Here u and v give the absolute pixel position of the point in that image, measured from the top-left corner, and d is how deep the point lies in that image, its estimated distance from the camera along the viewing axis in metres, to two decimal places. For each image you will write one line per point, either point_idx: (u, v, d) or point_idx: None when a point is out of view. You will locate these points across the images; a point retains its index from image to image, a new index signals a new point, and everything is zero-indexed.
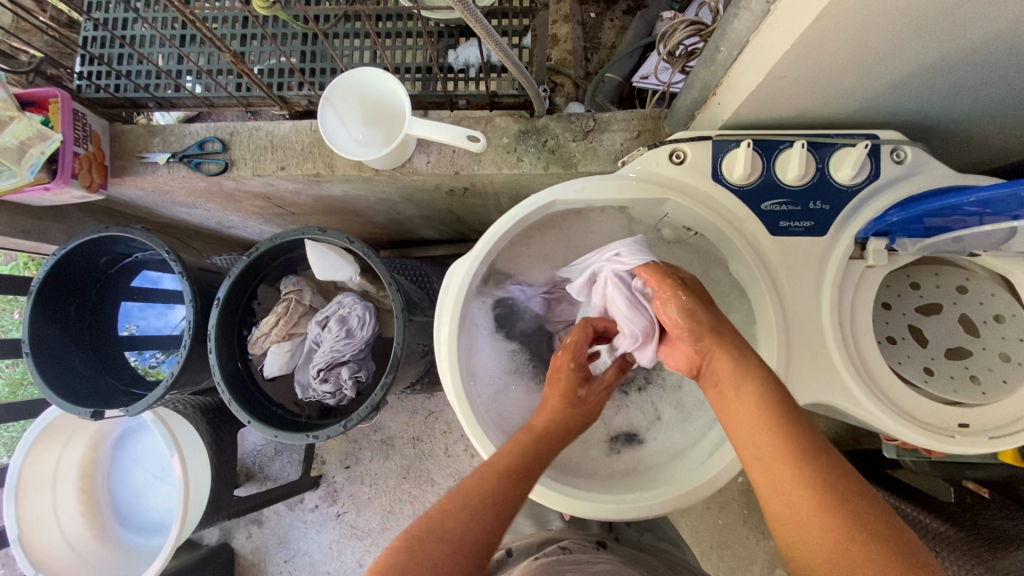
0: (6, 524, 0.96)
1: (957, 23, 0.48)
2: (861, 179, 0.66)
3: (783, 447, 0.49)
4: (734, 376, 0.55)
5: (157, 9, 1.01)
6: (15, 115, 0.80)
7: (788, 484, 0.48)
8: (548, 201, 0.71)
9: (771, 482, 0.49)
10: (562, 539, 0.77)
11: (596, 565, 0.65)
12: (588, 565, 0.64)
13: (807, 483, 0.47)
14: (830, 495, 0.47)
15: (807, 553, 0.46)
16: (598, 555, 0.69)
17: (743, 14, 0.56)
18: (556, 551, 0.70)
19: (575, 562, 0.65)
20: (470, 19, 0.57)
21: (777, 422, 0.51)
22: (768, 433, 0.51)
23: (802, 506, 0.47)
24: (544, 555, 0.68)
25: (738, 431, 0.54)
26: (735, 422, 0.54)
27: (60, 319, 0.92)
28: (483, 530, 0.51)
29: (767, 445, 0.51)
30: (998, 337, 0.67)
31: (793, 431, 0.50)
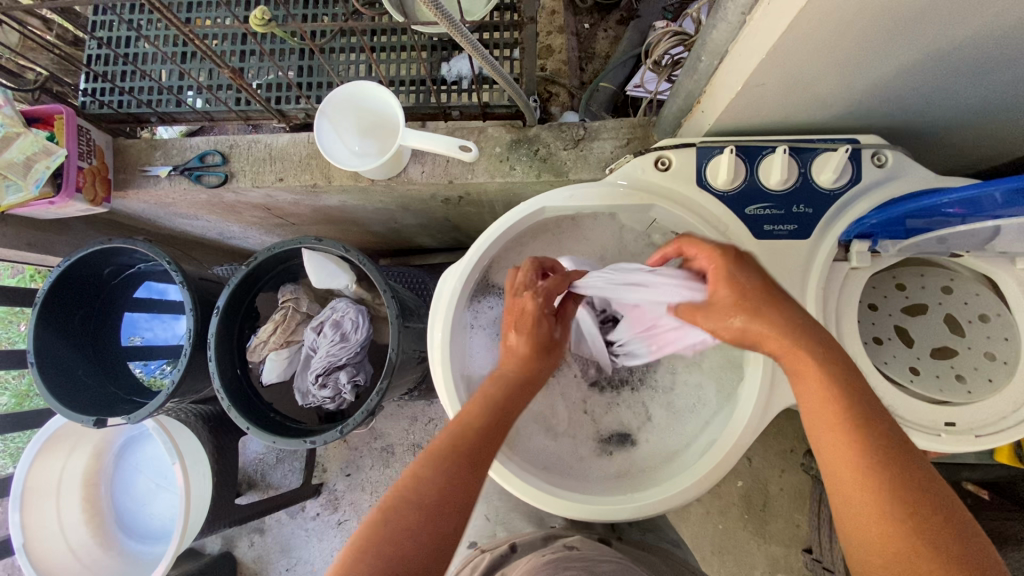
0: (11, 532, 0.98)
1: (926, 29, 0.49)
2: (843, 183, 0.67)
3: (850, 441, 0.47)
4: (802, 358, 0.52)
5: (158, 27, 1.04)
6: (20, 131, 0.83)
7: (853, 480, 0.46)
8: (538, 209, 0.73)
9: (834, 472, 0.48)
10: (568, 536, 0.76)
11: (604, 563, 0.65)
12: (595, 564, 0.64)
13: (875, 484, 0.45)
14: (898, 499, 0.44)
15: (864, 550, 0.45)
16: (604, 553, 0.69)
17: (721, 24, 0.58)
18: (562, 548, 0.70)
19: (581, 559, 0.65)
20: (457, 35, 0.59)
21: (851, 413, 0.48)
22: (840, 425, 0.48)
23: (865, 505, 0.45)
24: (549, 552, 0.68)
25: (808, 414, 0.50)
26: (806, 404, 0.51)
27: (65, 330, 0.94)
28: (454, 490, 0.51)
29: (836, 438, 0.48)
30: (984, 337, 0.67)
31: (863, 414, 0.48)
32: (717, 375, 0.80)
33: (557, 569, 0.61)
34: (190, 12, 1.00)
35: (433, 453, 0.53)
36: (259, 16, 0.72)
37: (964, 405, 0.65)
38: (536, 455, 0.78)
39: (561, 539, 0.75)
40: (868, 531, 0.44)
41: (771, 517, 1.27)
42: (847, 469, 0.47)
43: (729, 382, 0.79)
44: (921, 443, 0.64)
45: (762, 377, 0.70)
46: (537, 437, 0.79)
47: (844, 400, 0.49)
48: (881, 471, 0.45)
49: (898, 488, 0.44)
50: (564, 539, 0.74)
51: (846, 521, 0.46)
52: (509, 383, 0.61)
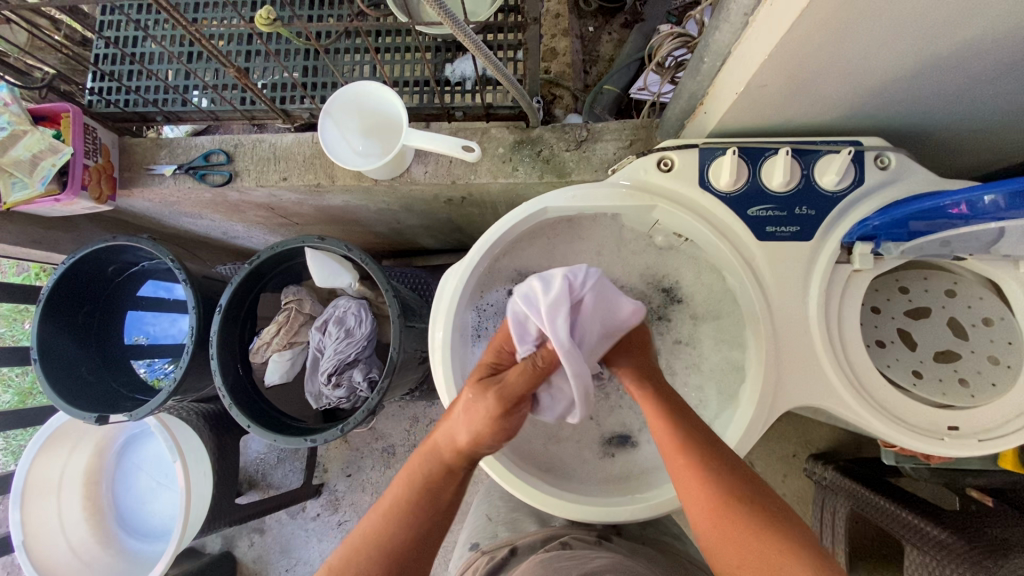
0: (10, 529, 0.98)
1: (929, 31, 0.49)
2: (846, 185, 0.67)
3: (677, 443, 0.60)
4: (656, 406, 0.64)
5: (165, 27, 1.04)
6: (27, 129, 0.84)
7: (693, 485, 0.57)
8: (541, 208, 0.73)
9: (683, 492, 0.58)
10: (563, 535, 0.76)
11: (596, 559, 0.65)
12: (588, 561, 0.64)
13: (702, 477, 0.57)
14: (718, 486, 0.55)
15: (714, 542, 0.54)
16: (600, 550, 0.69)
17: (724, 26, 0.58)
18: (556, 546, 0.70)
19: (572, 557, 0.65)
20: (460, 35, 0.59)
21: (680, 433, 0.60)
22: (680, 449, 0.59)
23: (703, 505, 0.55)
24: (544, 551, 0.69)
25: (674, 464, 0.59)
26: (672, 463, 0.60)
27: (69, 327, 0.95)
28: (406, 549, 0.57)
29: (671, 451, 0.60)
30: (988, 341, 0.67)
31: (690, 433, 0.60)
32: (719, 378, 0.78)
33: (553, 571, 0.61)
34: (197, 12, 1.01)
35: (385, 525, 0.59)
36: (265, 16, 0.72)
37: (967, 408, 0.64)
38: (537, 458, 0.78)
39: (557, 539, 0.75)
40: (708, 525, 0.55)
41: None
42: (692, 479, 0.57)
43: (730, 386, 0.76)
44: (925, 447, 0.64)
45: (763, 380, 0.67)
46: (537, 440, 0.80)
47: (674, 424, 0.62)
48: (710, 470, 0.57)
49: (716, 474, 0.56)
50: (562, 537, 0.74)
51: (695, 517, 0.56)
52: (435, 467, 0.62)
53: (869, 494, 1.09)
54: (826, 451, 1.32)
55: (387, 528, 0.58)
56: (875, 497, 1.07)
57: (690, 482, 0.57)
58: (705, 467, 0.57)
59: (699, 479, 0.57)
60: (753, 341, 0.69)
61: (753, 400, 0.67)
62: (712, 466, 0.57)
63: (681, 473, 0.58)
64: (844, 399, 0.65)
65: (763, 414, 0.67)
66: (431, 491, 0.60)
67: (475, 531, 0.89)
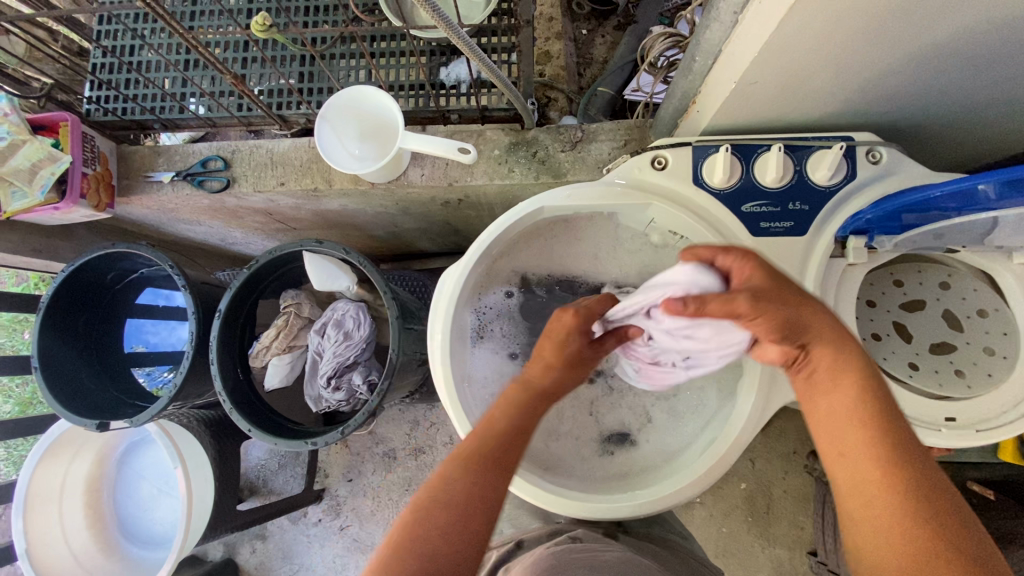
0: (13, 537, 0.99)
1: (917, 24, 0.50)
2: (839, 179, 0.68)
3: (871, 441, 0.49)
4: (839, 376, 0.53)
5: (162, 35, 1.05)
6: (26, 139, 0.84)
7: (875, 487, 0.48)
8: (537, 207, 0.73)
9: (854, 493, 0.49)
10: (573, 529, 0.75)
11: (606, 553, 0.64)
12: (599, 554, 0.64)
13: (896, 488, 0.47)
14: (916, 503, 0.46)
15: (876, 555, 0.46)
16: (610, 544, 0.68)
17: (714, 24, 0.59)
18: (566, 540, 0.70)
19: (583, 550, 0.65)
20: (455, 37, 0.61)
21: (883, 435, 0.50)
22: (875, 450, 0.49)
23: (886, 517, 0.47)
24: (555, 544, 0.68)
25: (856, 464, 0.49)
26: (849, 462, 0.50)
27: (69, 334, 0.95)
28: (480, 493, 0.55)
29: (858, 446, 0.50)
30: (983, 332, 0.67)
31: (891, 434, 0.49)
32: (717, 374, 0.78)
33: (566, 564, 0.61)
34: (193, 20, 1.02)
35: (451, 475, 0.56)
36: (261, 22, 0.73)
37: (963, 399, 0.64)
38: (538, 456, 0.79)
39: (565, 532, 0.75)
40: (886, 538, 0.46)
41: (775, 519, 1.28)
42: (876, 483, 0.48)
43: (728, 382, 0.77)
44: (924, 438, 0.64)
45: None
46: (537, 438, 0.80)
47: (875, 420, 0.50)
48: (903, 485, 0.47)
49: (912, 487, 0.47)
50: (571, 532, 0.74)
51: (863, 527, 0.48)
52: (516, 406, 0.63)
53: None
54: None
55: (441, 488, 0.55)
56: None
57: (879, 491, 0.48)
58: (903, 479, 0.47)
59: (894, 491, 0.47)
60: None
61: None
62: (912, 484, 0.47)
63: (865, 472, 0.49)
64: None
65: None
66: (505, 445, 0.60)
67: None
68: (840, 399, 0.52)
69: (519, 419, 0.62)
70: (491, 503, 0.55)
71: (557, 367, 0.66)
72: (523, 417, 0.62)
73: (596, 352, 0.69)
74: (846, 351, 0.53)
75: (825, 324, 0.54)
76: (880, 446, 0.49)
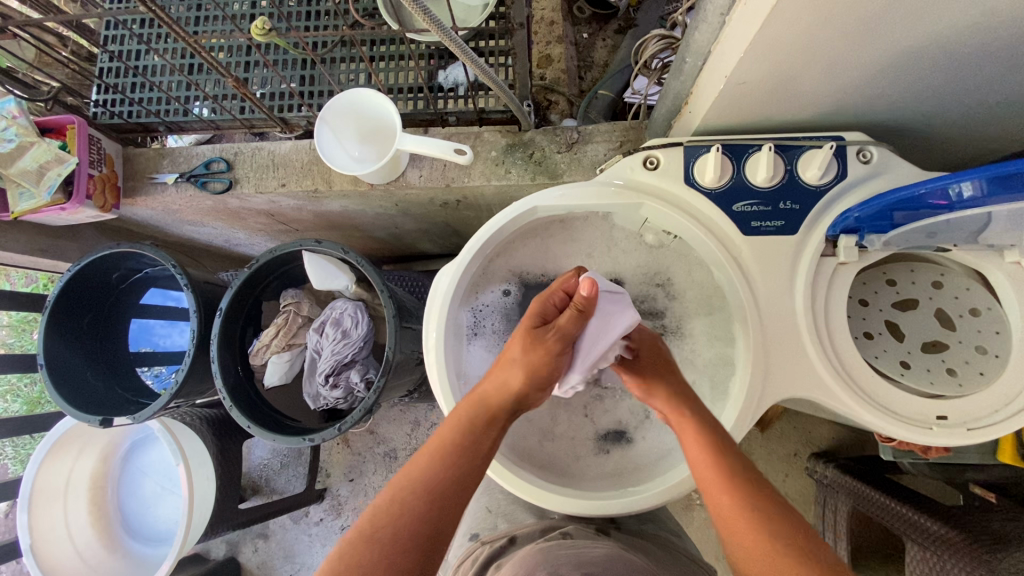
0: (18, 533, 1.00)
1: (899, 24, 0.51)
2: (829, 179, 0.68)
3: (712, 458, 0.60)
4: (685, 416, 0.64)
5: (167, 40, 1.07)
6: (34, 141, 0.87)
7: (728, 502, 0.57)
8: (531, 207, 0.74)
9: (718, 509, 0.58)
10: (564, 526, 0.76)
11: (593, 549, 0.65)
12: (586, 550, 0.64)
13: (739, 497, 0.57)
14: (756, 506, 0.56)
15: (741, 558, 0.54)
16: (599, 541, 0.69)
17: (702, 26, 0.60)
18: (556, 535, 0.71)
19: (571, 546, 0.66)
20: (449, 41, 0.62)
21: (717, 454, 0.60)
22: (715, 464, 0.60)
23: (740, 525, 0.55)
24: (544, 540, 0.69)
25: (710, 481, 0.59)
26: (708, 481, 0.59)
27: (75, 332, 0.97)
28: (430, 519, 0.54)
29: (706, 468, 0.60)
30: (975, 331, 0.68)
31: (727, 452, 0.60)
32: (710, 373, 0.79)
33: (552, 559, 0.61)
34: (198, 25, 1.04)
35: (407, 502, 0.54)
36: (260, 26, 0.75)
37: (955, 398, 0.65)
38: (532, 454, 0.79)
39: (557, 529, 0.76)
40: (744, 541, 0.54)
41: None
42: (722, 494, 0.58)
43: (721, 380, 0.77)
44: (914, 436, 0.64)
45: (752, 372, 0.67)
46: (532, 436, 0.81)
47: (713, 442, 0.61)
48: (745, 493, 0.57)
49: (750, 492, 0.57)
50: (562, 528, 0.75)
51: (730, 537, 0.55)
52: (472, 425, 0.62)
53: (869, 490, 1.09)
54: (828, 450, 1.32)
55: (401, 505, 0.54)
56: (875, 494, 1.07)
57: (730, 504, 0.57)
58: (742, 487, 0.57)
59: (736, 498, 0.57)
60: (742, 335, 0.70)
61: (741, 393, 0.68)
62: (749, 488, 0.57)
63: (716, 485, 0.59)
64: (833, 391, 0.66)
65: (752, 406, 0.68)
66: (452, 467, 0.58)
67: (474, 524, 0.89)
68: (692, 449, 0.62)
69: (470, 432, 0.61)
70: (433, 521, 0.54)
71: (512, 364, 0.64)
72: (475, 429, 0.61)
73: (548, 333, 0.64)
74: (691, 400, 0.66)
75: (677, 381, 0.67)
76: (722, 475, 0.59)
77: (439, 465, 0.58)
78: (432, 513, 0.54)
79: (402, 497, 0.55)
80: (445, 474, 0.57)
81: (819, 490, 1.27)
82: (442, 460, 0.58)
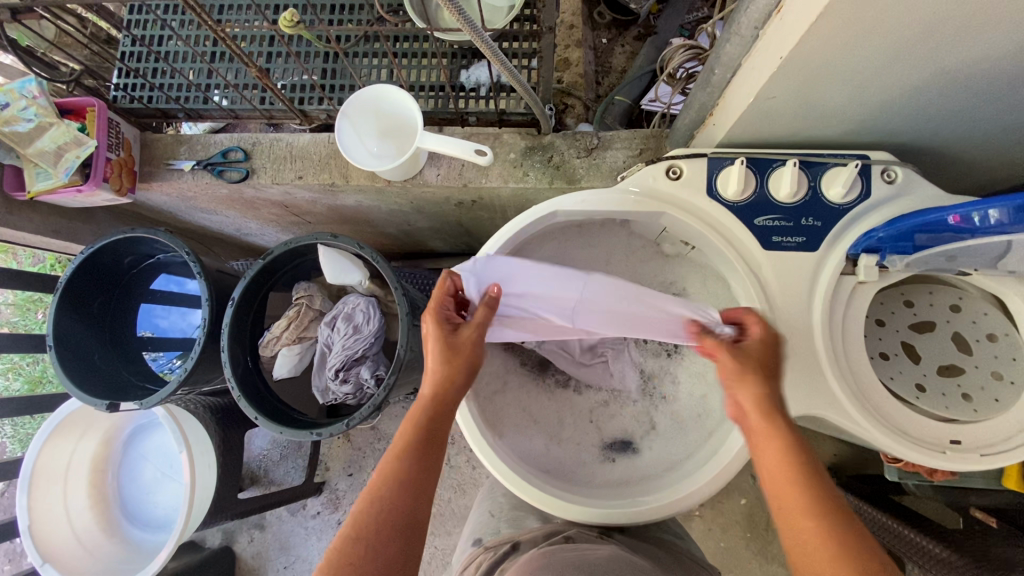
0: (17, 514, 1.00)
1: (939, 45, 0.50)
2: (853, 197, 0.68)
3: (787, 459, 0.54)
4: (760, 411, 0.57)
5: (191, 27, 1.07)
6: (54, 122, 0.87)
7: (797, 510, 0.52)
8: (550, 212, 0.74)
9: (786, 516, 0.52)
10: (568, 529, 0.76)
11: (598, 551, 0.65)
12: (589, 553, 0.64)
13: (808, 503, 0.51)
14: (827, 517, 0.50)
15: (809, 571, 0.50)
16: (603, 544, 0.69)
17: (734, 39, 0.59)
18: (559, 539, 0.70)
19: (574, 549, 0.66)
20: (478, 40, 0.62)
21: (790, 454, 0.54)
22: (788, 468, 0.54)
23: (810, 536, 0.50)
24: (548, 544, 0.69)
25: (782, 492, 0.53)
26: (778, 486, 0.54)
27: (85, 314, 0.97)
28: (402, 508, 0.56)
29: (780, 465, 0.54)
30: (992, 356, 0.67)
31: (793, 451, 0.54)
32: None
33: (553, 561, 0.62)
34: (222, 14, 1.04)
35: (377, 486, 0.57)
36: (289, 18, 0.74)
37: (971, 423, 0.64)
38: (537, 458, 0.79)
39: (559, 533, 0.75)
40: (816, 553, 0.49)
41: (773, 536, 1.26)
42: (800, 509, 0.51)
43: None
44: (926, 460, 0.63)
45: None
46: (539, 440, 0.81)
47: (783, 438, 0.55)
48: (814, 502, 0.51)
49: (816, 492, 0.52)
50: (565, 531, 0.74)
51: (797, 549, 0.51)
52: (415, 431, 0.61)
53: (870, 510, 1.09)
54: (830, 467, 1.31)
55: (377, 491, 0.56)
56: (877, 515, 1.06)
57: (798, 510, 0.51)
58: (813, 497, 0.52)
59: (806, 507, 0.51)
60: None
61: None
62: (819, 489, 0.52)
63: (782, 486, 0.53)
64: (847, 410, 0.65)
65: None
66: (421, 456, 0.59)
67: (478, 527, 0.89)
68: (763, 447, 0.56)
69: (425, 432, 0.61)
70: (413, 512, 0.56)
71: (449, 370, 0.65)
72: (428, 427, 0.62)
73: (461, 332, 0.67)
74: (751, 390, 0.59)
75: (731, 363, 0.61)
76: (797, 480, 0.53)
77: (407, 452, 0.59)
78: (405, 501, 0.57)
79: (380, 489, 0.56)
80: (405, 466, 0.58)
81: None
82: (410, 455, 0.59)
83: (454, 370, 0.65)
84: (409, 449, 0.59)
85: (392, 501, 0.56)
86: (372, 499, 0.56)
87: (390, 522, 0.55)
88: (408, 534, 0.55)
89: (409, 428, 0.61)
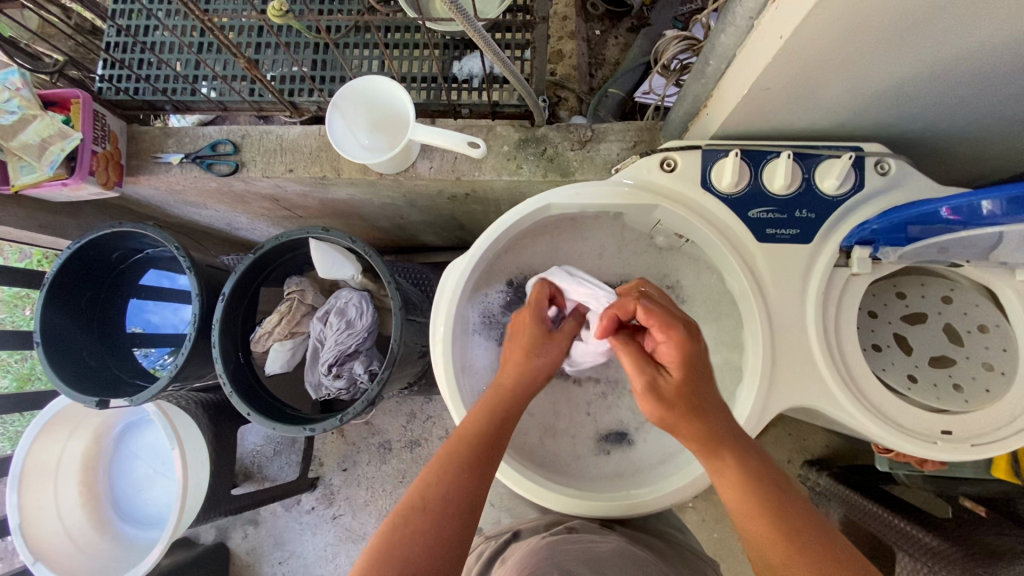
0: (7, 512, 0.98)
1: (935, 35, 0.50)
2: (846, 189, 0.68)
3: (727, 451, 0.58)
4: (694, 413, 0.59)
5: (177, 17, 1.05)
6: (37, 114, 0.85)
7: (743, 500, 0.55)
8: (544, 204, 0.74)
9: (736, 508, 0.56)
10: (573, 520, 0.76)
11: (603, 543, 0.65)
12: (597, 545, 0.64)
13: (750, 494, 0.55)
14: (770, 508, 0.54)
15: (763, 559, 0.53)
16: (608, 535, 0.69)
17: (729, 29, 0.58)
18: (563, 530, 0.70)
19: (581, 541, 0.66)
20: (470, 30, 0.61)
21: (733, 448, 0.58)
22: (738, 459, 0.57)
23: (759, 527, 0.54)
24: (551, 534, 0.69)
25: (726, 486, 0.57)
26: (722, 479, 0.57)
27: (72, 310, 0.95)
28: (469, 487, 0.56)
29: (719, 456, 0.58)
30: (982, 347, 0.68)
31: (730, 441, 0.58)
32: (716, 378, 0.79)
33: (557, 553, 0.62)
34: (209, 4, 1.02)
35: (445, 461, 0.58)
36: (278, 8, 0.73)
37: (961, 413, 0.64)
38: (532, 451, 0.79)
39: (563, 524, 0.76)
40: (765, 542, 0.53)
41: None
42: (744, 499, 0.55)
43: (727, 384, 0.78)
44: (917, 450, 0.64)
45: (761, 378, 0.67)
46: (533, 433, 0.81)
47: (722, 431, 0.58)
48: (767, 497, 0.55)
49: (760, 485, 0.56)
50: (569, 522, 0.75)
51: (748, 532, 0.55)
52: (486, 416, 0.63)
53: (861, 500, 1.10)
54: (821, 458, 1.33)
55: (446, 465, 0.57)
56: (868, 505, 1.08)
57: (747, 504, 0.55)
58: (756, 489, 0.55)
59: (755, 502, 0.55)
60: (751, 343, 0.69)
61: (748, 401, 0.68)
62: (762, 483, 0.56)
63: (724, 475, 0.57)
64: (838, 400, 0.66)
65: (755, 415, 0.67)
66: (490, 441, 0.61)
67: None
68: (689, 439, 0.59)
69: (495, 421, 0.63)
70: (476, 495, 0.56)
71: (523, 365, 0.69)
72: (499, 418, 0.63)
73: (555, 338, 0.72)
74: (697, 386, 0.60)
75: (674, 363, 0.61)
76: (737, 471, 0.56)
77: (477, 436, 0.61)
78: (471, 483, 0.56)
79: (449, 462, 0.57)
80: (477, 449, 0.59)
81: (812, 497, 1.28)
82: (475, 436, 0.61)
83: (527, 368, 0.68)
84: (475, 430, 0.61)
85: (460, 479, 0.57)
86: (442, 472, 0.57)
87: (456, 496, 0.55)
88: (469, 515, 0.54)
89: (481, 411, 0.64)
